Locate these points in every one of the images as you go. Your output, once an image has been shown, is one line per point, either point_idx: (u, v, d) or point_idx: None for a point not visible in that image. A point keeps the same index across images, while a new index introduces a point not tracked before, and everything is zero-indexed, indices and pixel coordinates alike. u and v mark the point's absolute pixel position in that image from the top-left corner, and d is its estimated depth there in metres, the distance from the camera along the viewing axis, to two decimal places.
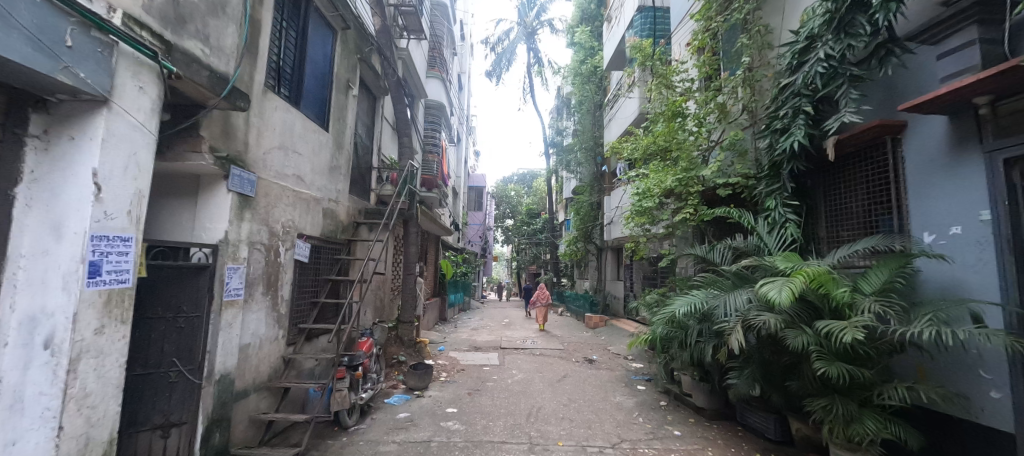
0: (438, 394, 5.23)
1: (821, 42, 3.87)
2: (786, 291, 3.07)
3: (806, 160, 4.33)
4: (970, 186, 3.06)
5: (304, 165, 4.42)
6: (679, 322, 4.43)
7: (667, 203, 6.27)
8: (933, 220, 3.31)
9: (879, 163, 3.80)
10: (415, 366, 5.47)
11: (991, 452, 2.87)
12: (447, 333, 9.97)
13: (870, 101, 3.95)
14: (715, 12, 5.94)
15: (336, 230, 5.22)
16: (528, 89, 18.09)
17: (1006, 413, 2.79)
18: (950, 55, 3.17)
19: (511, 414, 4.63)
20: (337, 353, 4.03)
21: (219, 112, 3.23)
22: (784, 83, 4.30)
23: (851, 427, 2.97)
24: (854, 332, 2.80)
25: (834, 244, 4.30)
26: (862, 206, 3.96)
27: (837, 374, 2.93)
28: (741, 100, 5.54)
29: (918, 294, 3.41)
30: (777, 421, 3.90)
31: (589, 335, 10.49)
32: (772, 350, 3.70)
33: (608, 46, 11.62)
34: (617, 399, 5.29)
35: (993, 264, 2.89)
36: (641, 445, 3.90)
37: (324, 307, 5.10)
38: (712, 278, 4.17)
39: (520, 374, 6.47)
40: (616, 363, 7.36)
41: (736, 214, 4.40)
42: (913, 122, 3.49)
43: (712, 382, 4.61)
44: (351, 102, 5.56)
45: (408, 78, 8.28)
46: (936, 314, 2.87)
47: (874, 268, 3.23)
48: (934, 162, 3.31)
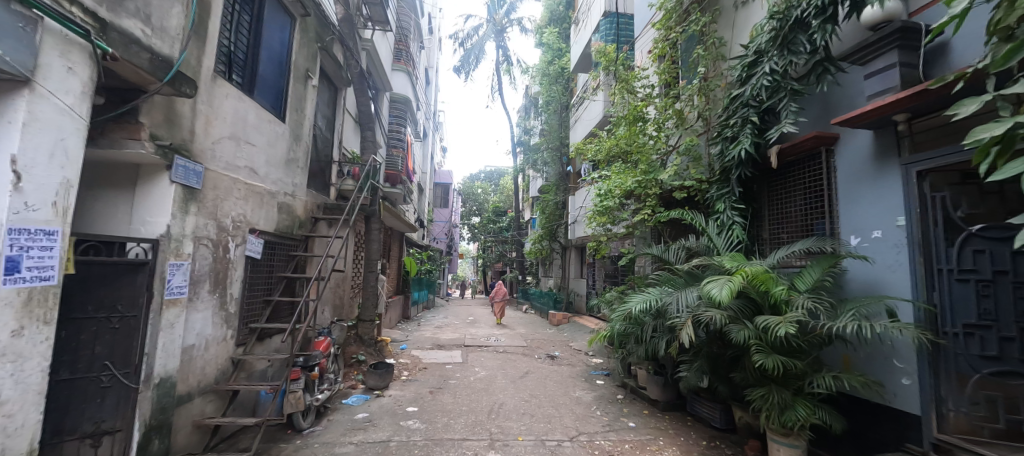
0: (399, 393, 5.17)
1: (767, 57, 4.18)
2: (729, 288, 3.31)
3: (753, 167, 4.64)
4: (888, 195, 3.40)
5: (258, 156, 4.23)
6: (636, 318, 4.63)
7: (627, 204, 6.51)
8: (859, 225, 3.65)
9: (816, 171, 4.14)
10: (375, 365, 5.39)
11: (902, 431, 3.22)
12: (410, 331, 9.86)
13: (808, 114, 4.30)
14: (674, 23, 6.23)
15: (293, 226, 5.03)
16: (496, 86, 18.08)
17: (914, 397, 3.14)
18: (876, 75, 3.40)
19: (472, 411, 4.67)
20: (291, 353, 3.90)
21: (162, 97, 3.05)
22: (734, 94, 4.60)
23: (785, 414, 3.23)
24: (787, 326, 3.06)
25: (775, 245, 4.65)
26: (800, 211, 4.30)
27: (773, 366, 3.19)
28: (696, 108, 5.84)
29: (845, 292, 3.75)
30: (722, 410, 4.17)
31: (553, 332, 10.68)
32: (719, 344, 3.95)
33: (575, 48, 11.85)
34: (576, 394, 5.45)
35: (906, 265, 3.23)
36: (597, 437, 4.04)
37: (278, 305, 4.92)
38: (667, 276, 4.39)
39: (483, 371, 6.52)
40: (577, 359, 7.56)
41: (689, 216, 4.65)
42: (843, 135, 3.83)
43: (665, 375, 4.85)
44: (311, 92, 5.38)
45: (373, 70, 8.09)
46: (857, 310, 3.18)
47: (808, 268, 3.53)
48: (861, 172, 3.65)
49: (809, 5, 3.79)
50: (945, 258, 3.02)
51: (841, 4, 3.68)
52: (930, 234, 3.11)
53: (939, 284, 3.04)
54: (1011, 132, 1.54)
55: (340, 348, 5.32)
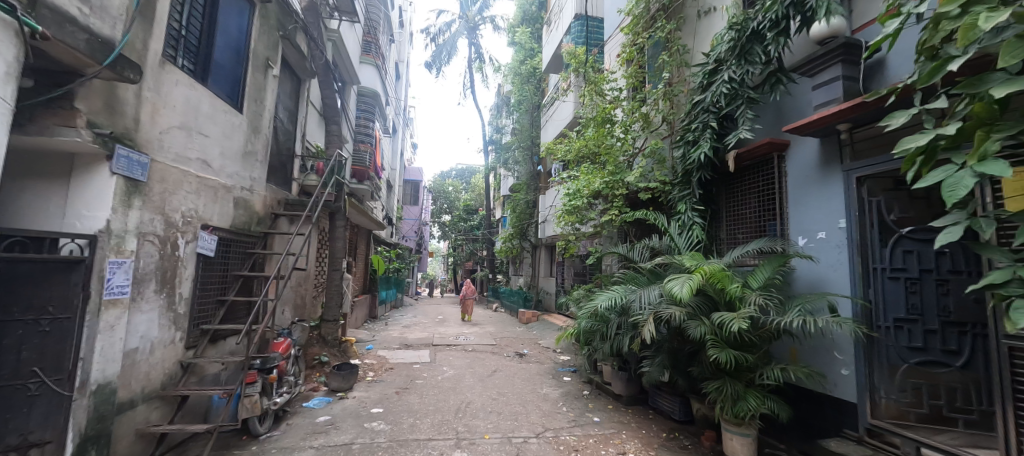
0: (364, 394, 5.06)
1: (726, 65, 4.38)
2: (689, 286, 3.46)
3: (712, 170, 4.85)
4: (831, 199, 3.65)
5: (212, 148, 4.03)
6: (601, 315, 4.75)
7: (595, 204, 6.65)
8: (806, 226, 3.89)
9: (768, 175, 4.38)
10: (338, 366, 5.24)
11: (841, 418, 3.46)
12: (377, 331, 9.66)
13: (763, 121, 4.53)
14: (641, 28, 6.41)
15: (250, 222, 4.82)
16: (468, 84, 17.96)
17: (851, 386, 3.38)
18: (822, 87, 3.63)
19: (439, 410, 4.64)
20: (247, 356, 3.73)
21: (101, 81, 2.85)
22: (696, 99, 4.79)
23: (737, 405, 3.41)
24: (740, 322, 3.23)
25: (732, 245, 4.88)
26: (755, 212, 4.53)
27: (728, 359, 3.36)
28: (662, 111, 6.03)
29: (793, 289, 3.99)
30: (681, 403, 4.35)
31: (522, 330, 10.74)
32: (678, 339, 4.11)
33: (547, 49, 11.94)
34: (544, 391, 5.52)
35: (846, 264, 3.47)
36: (563, 433, 4.12)
37: (234, 305, 4.71)
38: (631, 275, 4.53)
39: (451, 370, 6.48)
40: (546, 357, 7.64)
41: (653, 216, 4.80)
42: (793, 142, 4.07)
43: (629, 370, 5.00)
44: (271, 83, 5.17)
45: (340, 63, 7.86)
46: (803, 306, 3.40)
47: (760, 266, 3.74)
48: (808, 177, 3.89)
49: (765, 18, 4.01)
50: (879, 258, 3.28)
51: (793, 18, 3.91)
52: (867, 236, 3.36)
53: (874, 282, 3.29)
54: (931, 143, 1.70)
55: (302, 350, 5.15)
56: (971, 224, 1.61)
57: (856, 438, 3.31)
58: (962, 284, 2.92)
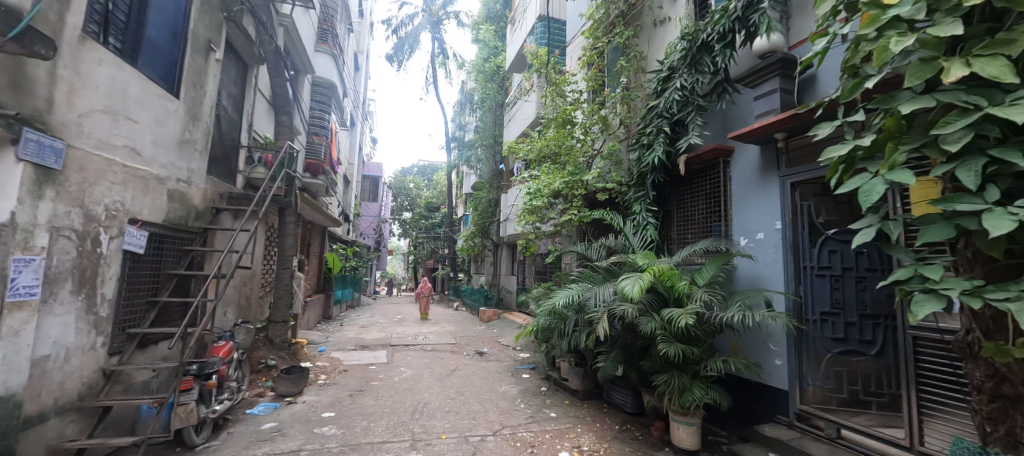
0: (315, 398, 4.87)
1: (679, 74, 4.61)
2: (639, 284, 3.63)
3: (664, 173, 5.08)
4: (769, 202, 3.93)
5: (143, 135, 3.73)
6: (559, 313, 4.86)
7: (555, 203, 6.77)
8: (747, 227, 4.16)
9: (715, 179, 4.65)
10: (287, 370, 5.01)
11: (774, 405, 3.74)
12: (331, 332, 9.32)
13: (711, 127, 4.80)
14: (601, 33, 6.59)
15: (188, 217, 4.50)
16: (430, 79, 17.65)
17: (783, 375, 3.67)
18: (763, 98, 3.90)
19: (394, 412, 4.55)
20: (181, 361, 3.49)
21: (5, 56, 2.57)
22: (650, 104, 5.01)
23: (684, 396, 3.59)
24: (687, 317, 3.41)
25: (682, 244, 5.14)
26: (703, 213, 4.79)
27: (676, 353, 3.54)
28: (619, 115, 6.22)
29: (735, 286, 4.25)
30: (633, 396, 4.53)
31: (483, 328, 10.73)
32: (630, 335, 4.27)
33: (510, 47, 11.96)
34: (502, 388, 5.55)
35: (781, 263, 3.76)
36: (520, 429, 4.17)
37: (167, 307, 4.38)
38: (587, 273, 4.66)
39: (409, 370, 6.37)
40: (505, 355, 7.68)
41: (609, 216, 4.96)
42: (737, 148, 4.34)
43: (585, 366, 5.14)
44: (213, 67, 4.85)
45: (293, 50, 7.50)
46: (742, 302, 3.65)
47: (706, 265, 3.96)
48: (749, 181, 4.16)
49: (713, 30, 4.27)
50: (809, 257, 3.57)
51: (738, 33, 4.17)
52: (799, 237, 3.66)
53: (804, 279, 3.59)
54: (851, 153, 1.88)
55: (245, 353, 4.88)
56: (882, 226, 1.80)
57: (787, 423, 3.59)
58: (876, 280, 3.22)
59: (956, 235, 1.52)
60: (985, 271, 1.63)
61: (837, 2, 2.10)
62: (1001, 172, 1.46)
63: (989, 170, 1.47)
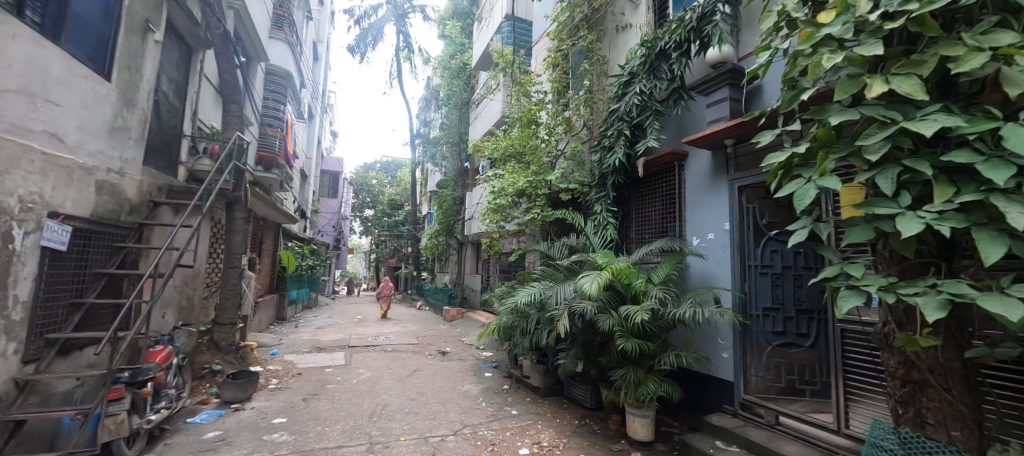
0: (265, 404, 4.66)
1: (639, 79, 4.79)
2: (598, 282, 3.75)
3: (624, 175, 5.25)
4: (719, 204, 4.14)
5: (67, 120, 3.44)
6: (521, 311, 4.91)
7: (519, 203, 6.81)
8: (699, 228, 4.37)
9: (670, 182, 4.85)
10: (234, 375, 4.76)
11: (721, 395, 3.97)
12: (285, 334, 8.92)
13: (667, 132, 5.00)
14: (566, 35, 6.70)
15: (121, 211, 4.18)
16: (395, 73, 17.25)
17: (729, 367, 3.89)
18: (715, 105, 4.11)
19: (350, 416, 4.44)
20: (111, 368, 3.25)
21: None
22: (612, 108, 5.17)
23: (639, 390, 3.73)
24: (642, 314, 3.55)
25: (639, 244, 5.33)
26: (659, 214, 4.99)
27: (632, 348, 3.68)
28: (582, 117, 6.36)
29: (687, 283, 4.45)
30: (592, 391, 4.65)
31: (446, 328, 10.63)
32: (590, 331, 4.39)
33: (477, 45, 11.91)
34: (464, 388, 5.54)
35: (729, 262, 3.98)
36: (481, 428, 4.18)
37: (95, 309, 4.05)
38: (549, 271, 4.74)
39: (368, 372, 6.22)
40: (468, 354, 7.66)
41: (571, 216, 5.06)
42: (691, 153, 4.55)
43: (546, 363, 5.22)
44: (152, 49, 4.52)
45: (245, 36, 7.11)
46: (693, 299, 3.83)
47: (661, 264, 4.13)
48: (701, 184, 4.38)
49: (671, 39, 4.48)
50: (754, 256, 3.81)
51: (693, 43, 4.38)
52: (746, 238, 3.88)
53: (750, 277, 3.82)
54: (788, 160, 2.03)
55: (186, 358, 4.59)
56: (814, 228, 1.96)
57: (732, 412, 3.81)
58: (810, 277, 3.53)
59: (875, 236, 1.68)
60: (899, 269, 1.81)
61: (779, 18, 2.26)
62: (913, 180, 1.62)
63: (903, 178, 1.64)
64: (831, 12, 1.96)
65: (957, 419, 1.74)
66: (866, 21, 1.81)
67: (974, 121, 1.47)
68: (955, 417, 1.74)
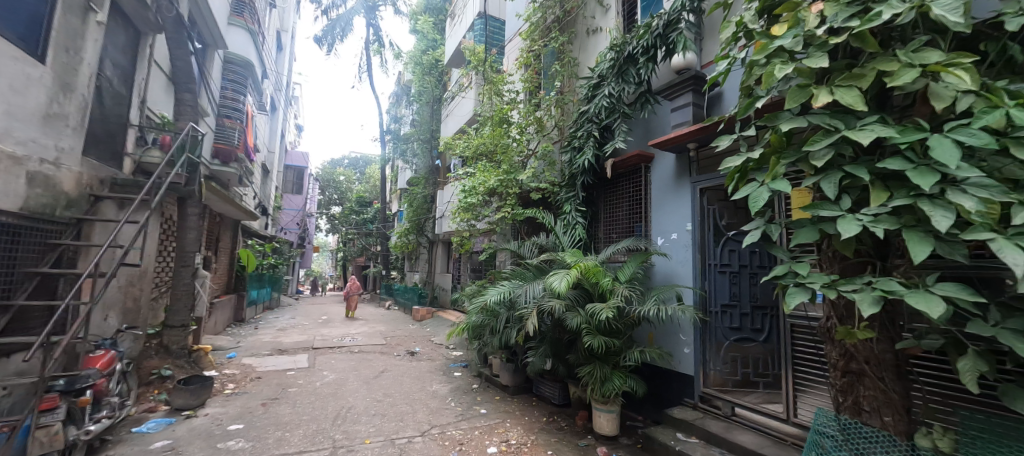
0: (220, 410, 4.46)
1: (608, 82, 4.90)
2: (567, 280, 3.81)
3: (593, 175, 5.35)
4: (682, 206, 4.29)
5: None
6: (491, 309, 4.92)
7: (490, 202, 6.81)
8: (663, 228, 4.52)
9: (637, 183, 4.99)
10: (185, 380, 4.53)
11: (682, 389, 4.12)
12: (244, 336, 8.55)
13: (634, 135, 5.14)
14: (538, 36, 6.75)
15: (56, 206, 3.89)
16: (364, 66, 16.82)
17: (690, 362, 4.05)
18: (679, 110, 4.26)
19: (313, 419, 4.32)
20: (43, 376, 3.03)
21: None
22: (582, 109, 5.26)
23: (605, 386, 3.82)
24: (608, 311, 3.64)
25: (607, 243, 5.45)
26: (626, 214, 5.12)
27: (598, 344, 3.76)
28: (553, 117, 6.43)
29: (652, 282, 4.59)
30: (560, 388, 4.72)
31: (415, 327, 10.49)
32: (558, 329, 4.45)
33: (449, 42, 11.80)
34: (433, 388, 5.50)
35: (691, 261, 4.13)
36: (449, 428, 4.17)
37: (25, 312, 3.76)
38: (518, 270, 4.77)
39: (332, 374, 6.07)
40: (438, 354, 7.60)
41: (541, 215, 5.11)
42: (656, 155, 4.69)
43: (516, 361, 5.26)
44: (93, 32, 4.23)
45: (200, 22, 6.76)
46: (657, 297, 3.95)
47: (627, 262, 4.25)
48: (666, 186, 4.53)
49: (639, 44, 4.60)
50: (714, 256, 3.98)
51: (659, 48, 4.51)
52: (706, 238, 4.05)
53: (709, 275, 3.99)
54: (744, 164, 2.14)
55: (131, 364, 4.33)
56: (766, 229, 2.08)
57: (692, 405, 3.97)
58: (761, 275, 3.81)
59: (819, 237, 1.80)
60: (841, 267, 1.94)
61: (738, 28, 2.37)
62: (853, 185, 1.75)
63: (844, 183, 1.76)
64: (783, 25, 2.07)
65: (889, 406, 1.88)
66: (814, 35, 1.92)
67: (905, 132, 1.60)
68: (886, 404, 1.89)
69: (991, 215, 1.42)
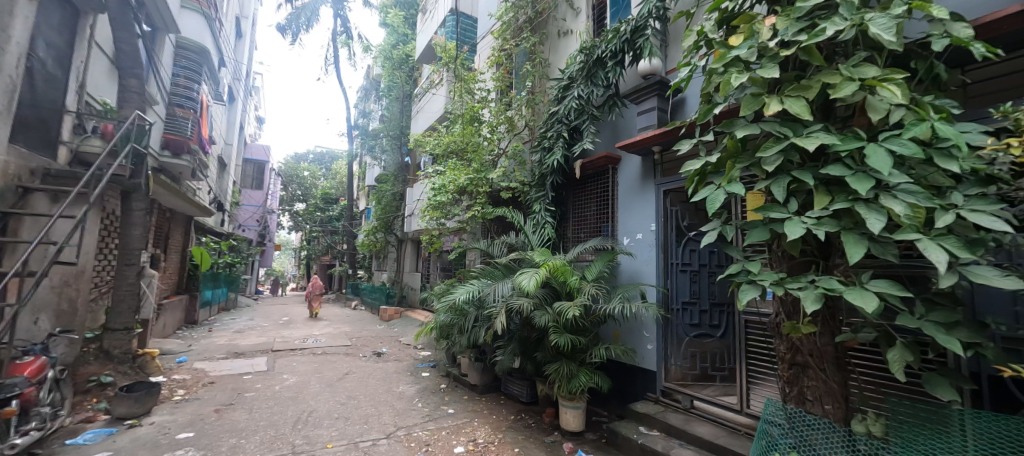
0: (168, 419, 4.22)
1: (577, 84, 4.99)
2: (535, 279, 3.86)
3: (562, 175, 5.44)
4: (647, 207, 4.43)
5: None
6: (460, 309, 4.90)
7: (460, 200, 6.76)
8: (629, 228, 4.64)
9: (604, 184, 5.10)
10: (128, 388, 4.24)
11: (645, 384, 4.25)
12: (197, 339, 8.11)
13: (602, 136, 5.25)
14: (509, 35, 6.78)
15: None
16: (330, 58, 16.29)
17: (652, 358, 4.18)
18: (644, 113, 4.39)
19: (272, 425, 4.17)
20: None
21: None
22: (552, 110, 5.33)
23: (571, 383, 3.88)
24: (575, 309, 3.71)
25: (576, 243, 5.54)
26: (594, 214, 5.22)
27: (565, 342, 3.83)
28: (524, 117, 6.47)
29: (618, 280, 4.72)
30: (528, 386, 4.76)
31: (382, 328, 10.29)
32: (526, 328, 4.48)
33: (421, 37, 11.62)
34: (399, 389, 5.43)
35: (654, 260, 4.28)
36: (416, 429, 4.13)
37: None
38: (487, 269, 4.78)
39: (293, 377, 5.87)
40: (405, 354, 7.49)
41: (510, 214, 5.13)
42: (623, 157, 4.82)
43: (484, 361, 5.26)
44: (23, 8, 3.89)
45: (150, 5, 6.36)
46: (622, 295, 4.06)
47: (594, 261, 4.34)
48: (632, 187, 4.66)
49: (607, 47, 4.70)
50: (677, 255, 4.16)
51: (627, 53, 4.63)
52: (669, 238, 4.22)
53: (672, 274, 4.16)
54: (703, 167, 2.25)
55: (64, 371, 4.01)
56: (723, 230, 2.19)
57: (654, 399, 4.10)
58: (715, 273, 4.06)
59: (770, 237, 1.92)
60: (789, 266, 2.07)
61: (699, 37, 2.48)
62: (799, 189, 1.87)
63: (792, 187, 1.88)
64: (739, 36, 2.19)
65: (830, 395, 2.03)
66: (767, 47, 2.04)
67: (846, 140, 1.73)
68: (827, 393, 2.03)
69: (917, 217, 1.56)
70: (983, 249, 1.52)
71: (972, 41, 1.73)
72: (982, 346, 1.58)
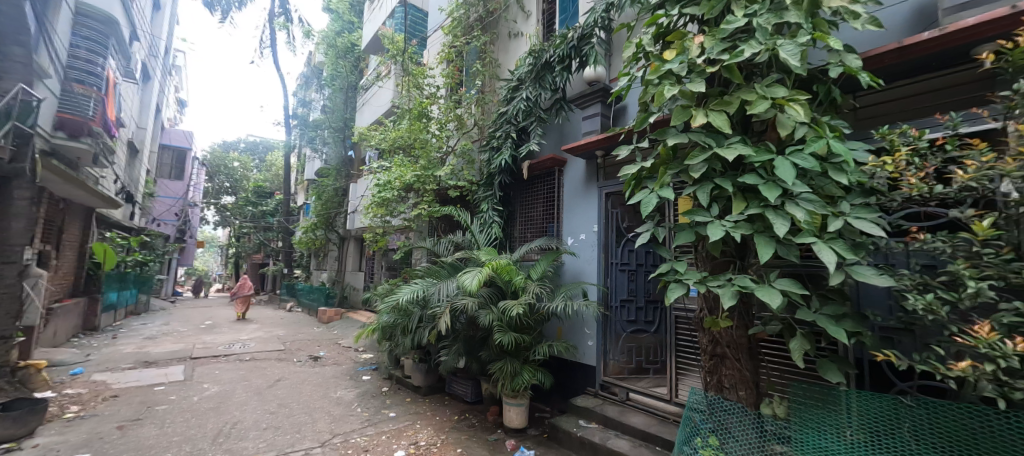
0: (58, 439, 3.73)
1: (526, 86, 5.09)
2: (479, 278, 3.88)
3: (510, 175, 5.50)
4: (590, 208, 4.61)
5: None
6: (403, 308, 4.80)
7: (406, 198, 6.60)
8: (573, 228, 4.80)
9: (551, 185, 5.24)
10: (4, 407, 3.69)
11: (585, 379, 4.43)
12: (99, 348, 7.23)
13: (549, 139, 5.38)
14: (459, 32, 6.72)
15: None
16: (266, 41, 15.17)
17: (592, 354, 4.37)
18: (589, 118, 4.56)
19: (187, 440, 3.84)
20: None
21: None
22: (501, 110, 5.40)
23: (515, 380, 3.94)
24: (519, 308, 3.78)
25: (522, 242, 5.64)
26: (540, 215, 5.35)
27: (508, 341, 3.88)
28: (473, 116, 6.46)
29: (561, 279, 4.86)
30: (473, 386, 4.78)
31: (320, 330, 9.79)
32: (471, 327, 4.49)
33: (368, 26, 11.18)
34: (336, 394, 5.21)
35: (595, 260, 4.46)
36: (353, 435, 4.00)
37: None
38: (432, 268, 4.72)
39: (215, 387, 5.43)
40: (345, 357, 7.19)
41: (457, 212, 5.11)
42: (569, 160, 4.96)
43: (428, 362, 5.20)
44: None
45: None
46: (565, 293, 4.18)
47: (539, 261, 4.45)
48: (576, 189, 4.83)
49: (555, 52, 4.84)
50: (616, 255, 4.37)
51: (573, 59, 4.79)
52: (610, 238, 4.42)
53: (612, 273, 4.36)
54: (639, 172, 2.40)
55: None
56: (655, 231, 2.35)
57: (593, 393, 4.29)
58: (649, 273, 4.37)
59: (695, 239, 2.09)
60: (712, 266, 2.27)
61: (637, 49, 2.63)
62: (721, 195, 2.05)
63: (714, 193, 2.06)
64: (672, 51, 2.35)
65: (743, 382, 2.27)
66: (696, 63, 2.21)
67: (759, 153, 1.92)
68: (741, 380, 2.27)
69: (814, 223, 1.77)
70: (864, 251, 1.76)
71: (861, 70, 1.99)
72: (862, 334, 1.84)
